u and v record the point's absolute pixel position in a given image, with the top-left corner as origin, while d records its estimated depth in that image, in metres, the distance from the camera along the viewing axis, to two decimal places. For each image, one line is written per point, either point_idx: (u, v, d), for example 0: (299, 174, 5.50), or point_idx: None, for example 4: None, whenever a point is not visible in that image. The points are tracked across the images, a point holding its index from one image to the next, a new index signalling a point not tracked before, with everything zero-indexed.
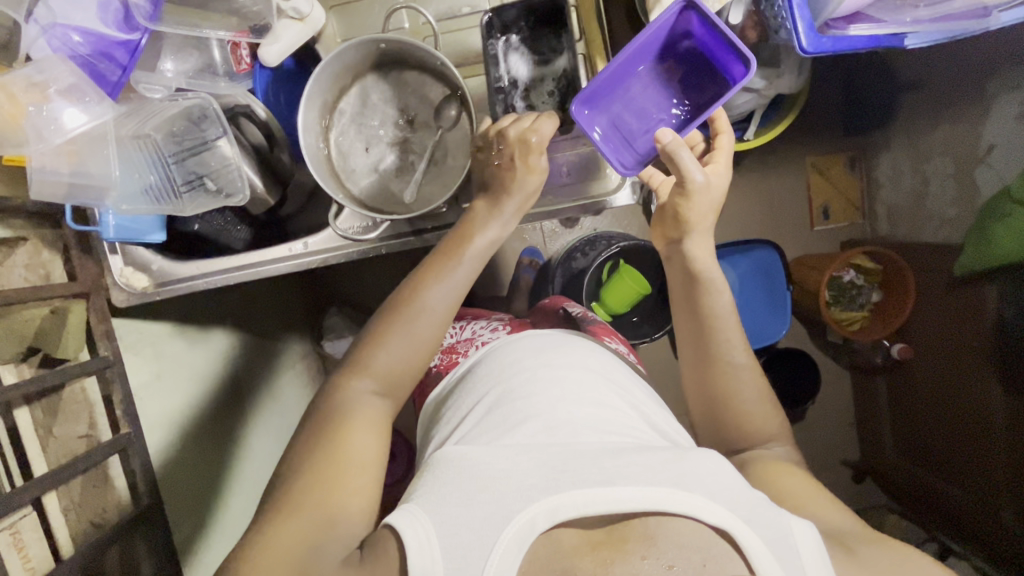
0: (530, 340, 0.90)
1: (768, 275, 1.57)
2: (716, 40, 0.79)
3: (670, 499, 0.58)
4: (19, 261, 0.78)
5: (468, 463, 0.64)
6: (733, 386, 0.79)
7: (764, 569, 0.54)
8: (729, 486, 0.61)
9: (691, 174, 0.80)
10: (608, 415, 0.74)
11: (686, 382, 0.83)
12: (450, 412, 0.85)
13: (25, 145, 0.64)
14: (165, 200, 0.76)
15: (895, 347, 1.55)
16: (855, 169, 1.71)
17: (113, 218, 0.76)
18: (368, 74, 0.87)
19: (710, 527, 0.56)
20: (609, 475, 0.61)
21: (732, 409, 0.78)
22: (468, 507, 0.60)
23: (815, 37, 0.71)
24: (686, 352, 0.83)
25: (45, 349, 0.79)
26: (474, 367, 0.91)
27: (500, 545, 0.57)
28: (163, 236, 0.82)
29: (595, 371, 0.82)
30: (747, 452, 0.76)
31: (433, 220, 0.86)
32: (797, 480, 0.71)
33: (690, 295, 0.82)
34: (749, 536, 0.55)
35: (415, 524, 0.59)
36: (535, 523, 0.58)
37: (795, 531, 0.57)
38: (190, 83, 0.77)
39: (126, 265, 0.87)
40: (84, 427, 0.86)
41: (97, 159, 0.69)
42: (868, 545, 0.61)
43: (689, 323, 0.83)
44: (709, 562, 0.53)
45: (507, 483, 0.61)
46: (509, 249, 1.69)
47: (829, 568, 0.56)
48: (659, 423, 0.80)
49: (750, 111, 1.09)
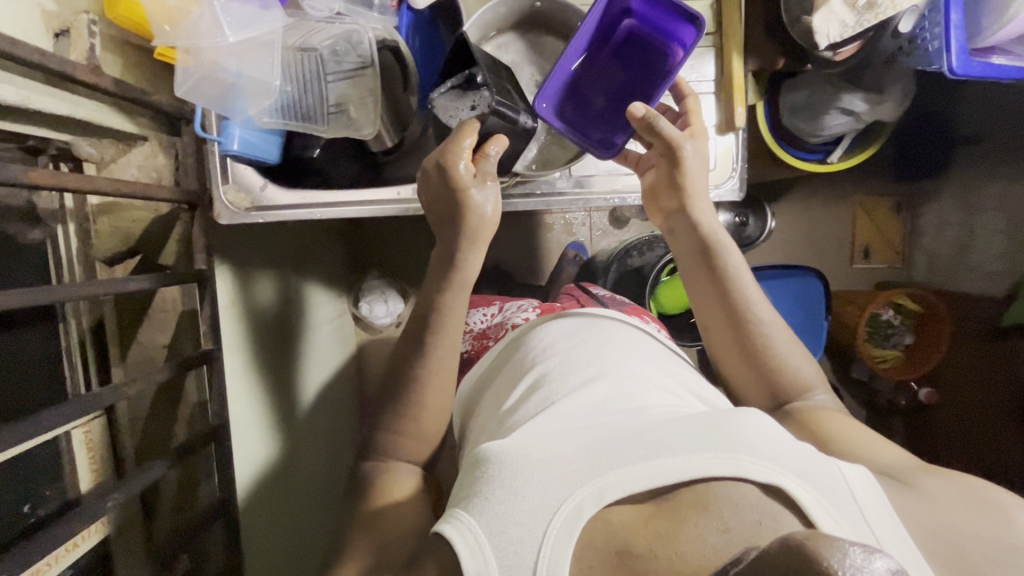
0: (556, 322, 0.83)
1: (806, 305, 1.44)
2: (657, 11, 0.80)
3: (715, 461, 0.49)
4: (133, 161, 0.77)
5: (504, 458, 0.54)
6: (762, 343, 0.75)
7: (825, 523, 0.46)
8: (775, 441, 0.53)
9: (677, 140, 0.77)
10: (641, 391, 0.67)
11: (717, 355, 0.79)
12: (488, 400, 0.79)
13: (201, 39, 0.64)
14: (306, 120, 0.76)
15: (923, 392, 1.47)
16: (900, 214, 1.57)
17: (238, 133, 0.77)
18: (507, 33, 0.87)
19: (759, 485, 0.48)
20: (649, 449, 0.52)
21: (765, 361, 0.75)
22: (513, 501, 0.50)
23: (966, 60, 0.74)
24: (712, 322, 0.79)
25: (145, 252, 0.83)
26: (503, 362, 0.84)
27: (551, 537, 0.48)
28: (278, 161, 0.83)
29: (624, 351, 0.75)
30: (792, 403, 0.73)
31: (543, 188, 0.87)
32: (843, 425, 0.68)
33: (709, 268, 0.79)
34: (801, 489, 0.48)
35: (464, 528, 0.50)
36: (583, 509, 0.49)
37: (848, 477, 0.51)
38: (349, 8, 0.77)
39: (230, 184, 0.81)
40: (166, 338, 0.85)
41: (260, 64, 0.68)
42: (925, 476, 0.58)
43: (709, 292, 0.79)
44: (765, 518, 0.46)
45: (547, 469, 0.52)
46: (555, 240, 1.67)
47: (886, 508, 0.50)
48: (706, 394, 0.73)
49: (842, 133, 1.09)
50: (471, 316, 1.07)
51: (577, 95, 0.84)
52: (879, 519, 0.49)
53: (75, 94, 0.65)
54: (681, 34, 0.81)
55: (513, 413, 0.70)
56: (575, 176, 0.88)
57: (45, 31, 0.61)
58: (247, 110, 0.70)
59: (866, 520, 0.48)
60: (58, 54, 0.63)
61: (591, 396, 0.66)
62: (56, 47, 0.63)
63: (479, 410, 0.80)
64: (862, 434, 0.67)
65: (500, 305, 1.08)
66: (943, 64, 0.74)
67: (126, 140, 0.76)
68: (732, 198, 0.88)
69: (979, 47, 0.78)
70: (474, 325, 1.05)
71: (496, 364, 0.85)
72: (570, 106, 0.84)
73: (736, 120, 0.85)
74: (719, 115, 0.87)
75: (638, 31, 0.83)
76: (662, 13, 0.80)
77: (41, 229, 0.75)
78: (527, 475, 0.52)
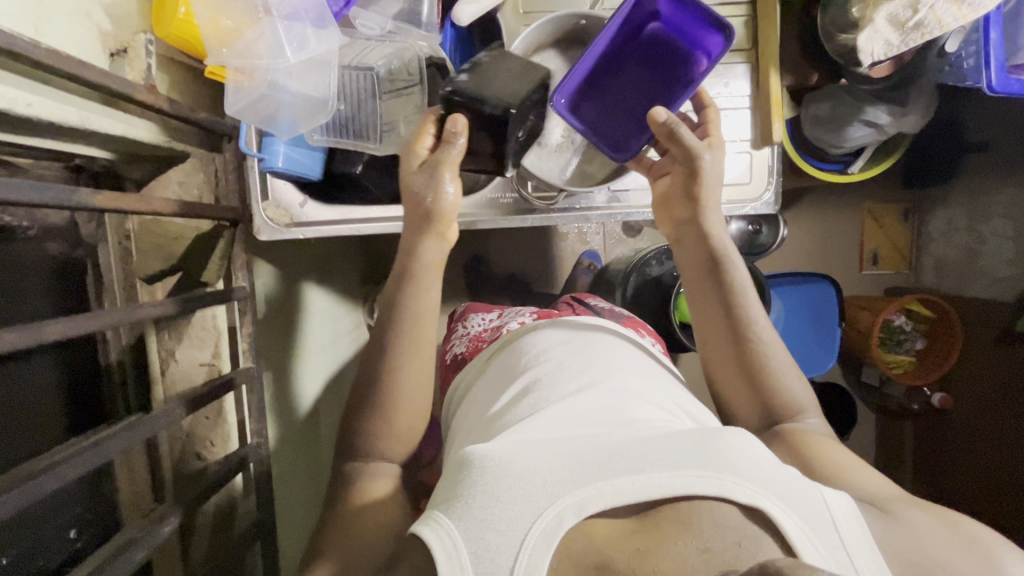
0: (550, 332, 0.81)
1: (818, 312, 1.43)
2: (686, 14, 0.79)
3: (698, 479, 0.48)
4: (175, 177, 0.77)
5: (487, 461, 0.52)
6: (762, 360, 0.72)
7: (805, 551, 0.45)
8: (762, 464, 0.51)
9: (697, 150, 0.75)
10: (628, 406, 0.65)
11: (712, 368, 0.75)
12: (478, 406, 0.77)
13: (262, 59, 0.64)
14: (356, 137, 0.77)
15: (937, 396, 1.44)
16: (906, 220, 1.64)
17: (282, 150, 0.76)
18: (548, 48, 0.87)
19: (740, 505, 0.47)
20: (632, 462, 0.51)
21: (761, 376, 0.71)
22: (493, 507, 0.48)
23: (1004, 77, 0.77)
24: (713, 333, 0.75)
25: (184, 271, 0.79)
26: (491, 368, 0.83)
27: (529, 546, 0.46)
28: (319, 176, 0.83)
29: (616, 366, 0.74)
30: (783, 423, 0.70)
31: (582, 202, 0.89)
32: (831, 450, 0.65)
33: (716, 278, 0.76)
34: (782, 513, 0.46)
35: (442, 532, 0.48)
36: (562, 520, 0.47)
37: (831, 502, 0.49)
38: (398, 29, 0.76)
39: (269, 200, 0.81)
40: (208, 354, 0.83)
41: (317, 84, 0.68)
42: (911, 509, 0.55)
43: (711, 301, 0.76)
44: (745, 540, 0.44)
45: (529, 474, 0.50)
46: (570, 249, 1.67)
47: (868, 538, 0.48)
48: (697, 414, 0.72)
49: (864, 145, 1.11)
50: (470, 319, 1.01)
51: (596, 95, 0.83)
52: (859, 548, 0.47)
53: (128, 113, 0.65)
54: (706, 41, 0.80)
55: (499, 421, 0.68)
56: (611, 191, 0.89)
57: (102, 51, 0.61)
58: (296, 128, 0.69)
59: (843, 545, 0.46)
60: (114, 73, 0.63)
61: (575, 408, 0.65)
62: (112, 66, 0.63)
63: (467, 420, 0.78)
64: (849, 460, 0.64)
65: (499, 310, 1.01)
66: (982, 81, 0.77)
67: (169, 157, 0.75)
68: (765, 211, 0.90)
69: (1015, 65, 0.81)
70: (471, 329, 0.98)
71: (484, 370, 0.84)
72: (589, 107, 0.83)
73: (772, 134, 0.86)
74: (755, 129, 0.89)
75: (663, 33, 0.83)
76: (690, 16, 0.80)
77: (82, 248, 0.74)
78: (509, 481, 0.50)
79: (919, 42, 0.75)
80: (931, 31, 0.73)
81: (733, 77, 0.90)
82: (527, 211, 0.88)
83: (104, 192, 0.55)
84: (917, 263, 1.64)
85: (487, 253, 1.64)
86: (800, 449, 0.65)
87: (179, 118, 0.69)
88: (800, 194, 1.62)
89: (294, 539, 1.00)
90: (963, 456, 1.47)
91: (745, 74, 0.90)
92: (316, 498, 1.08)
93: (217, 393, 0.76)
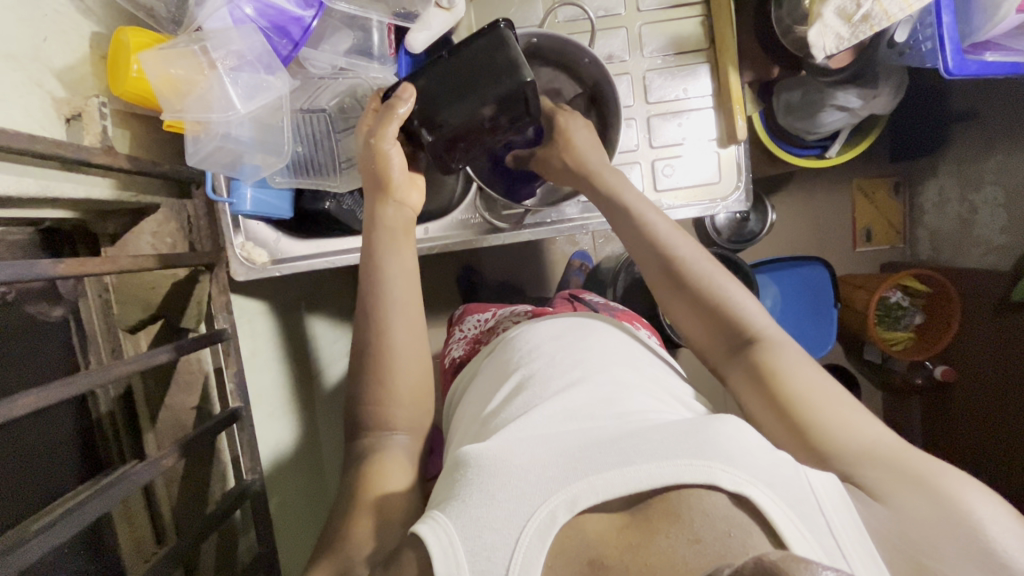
0: (544, 323, 0.80)
1: (815, 295, 1.37)
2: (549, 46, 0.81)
3: (687, 468, 0.47)
4: (148, 228, 0.77)
5: (480, 460, 0.51)
6: (728, 306, 0.68)
7: (796, 543, 0.44)
8: (752, 450, 0.49)
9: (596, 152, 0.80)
10: (624, 396, 0.63)
11: (667, 310, 0.73)
12: (474, 403, 0.74)
13: (213, 112, 0.67)
14: (316, 175, 0.82)
15: (938, 369, 1.42)
16: (898, 193, 1.58)
17: (250, 193, 0.79)
18: None
19: (728, 494, 0.46)
20: (623, 454, 0.49)
21: (714, 304, 0.68)
22: (488, 506, 0.47)
23: (961, 60, 0.77)
24: (656, 276, 0.73)
25: (167, 316, 0.81)
26: (491, 356, 0.81)
27: (524, 543, 0.45)
28: (290, 213, 0.85)
29: (614, 357, 0.71)
30: (760, 353, 0.63)
31: (554, 212, 0.90)
32: (807, 379, 0.60)
33: (668, 250, 0.72)
34: (769, 500, 0.45)
35: (439, 529, 0.46)
36: (556, 516, 0.46)
37: (814, 482, 0.48)
38: (350, 64, 0.80)
39: (247, 240, 0.84)
40: (196, 399, 0.85)
41: (273, 129, 0.73)
42: (894, 475, 0.51)
43: (671, 260, 0.72)
44: (734, 530, 0.44)
45: (522, 472, 0.49)
46: (560, 251, 1.62)
47: (855, 521, 0.46)
48: (682, 394, 0.70)
49: (838, 129, 1.09)
50: (467, 322, 1.01)
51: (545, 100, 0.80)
52: (846, 533, 0.45)
53: (89, 176, 0.66)
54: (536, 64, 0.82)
55: (493, 417, 0.65)
56: (584, 202, 0.90)
57: (56, 118, 0.62)
58: (259, 171, 0.74)
59: (830, 531, 0.45)
60: (72, 140, 0.64)
61: (571, 401, 0.62)
62: (69, 132, 0.64)
63: (462, 416, 0.75)
64: (825, 383, 0.59)
65: (495, 307, 1.01)
66: (940, 65, 0.77)
67: (140, 208, 0.75)
68: (737, 208, 0.90)
69: (974, 44, 0.80)
70: (468, 331, 0.98)
71: (481, 362, 0.82)
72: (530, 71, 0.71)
73: (736, 132, 0.86)
74: (719, 127, 0.89)
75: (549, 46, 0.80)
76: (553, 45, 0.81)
77: (63, 305, 0.75)
78: (503, 479, 0.49)
79: (869, 33, 0.76)
80: (880, 23, 0.75)
81: (691, 79, 0.89)
82: (492, 231, 0.90)
83: (67, 260, 0.57)
84: (912, 236, 1.58)
85: (475, 261, 1.59)
86: (767, 377, 0.61)
87: (143, 174, 0.71)
88: (786, 177, 1.58)
89: (300, 550, 1.01)
90: (969, 428, 1.42)
91: (706, 75, 0.89)
92: (310, 513, 1.07)
93: (222, 427, 0.79)
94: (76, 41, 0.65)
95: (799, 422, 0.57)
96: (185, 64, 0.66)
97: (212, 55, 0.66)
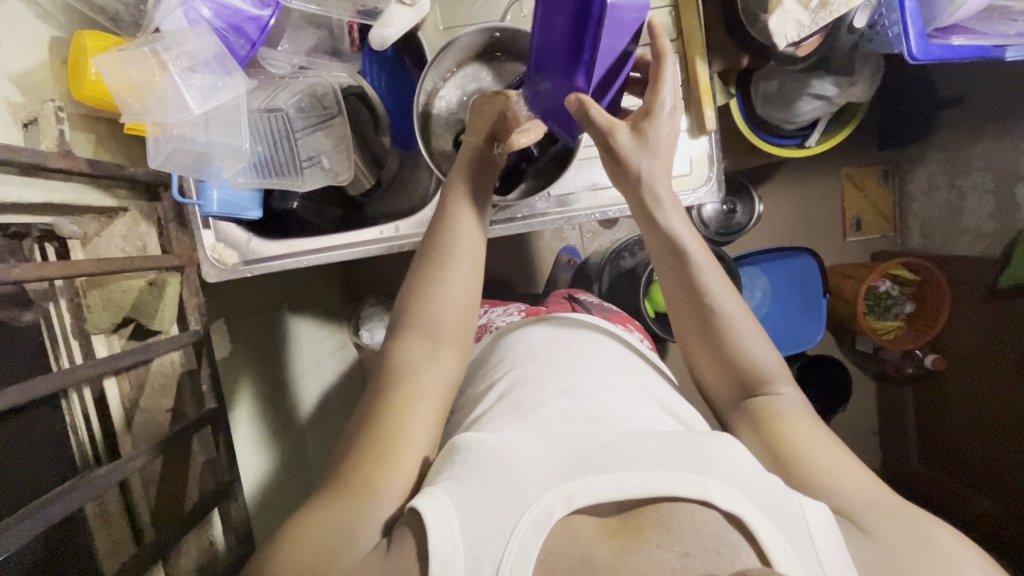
0: (540, 325, 0.79)
1: (805, 286, 1.35)
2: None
3: (683, 481, 0.47)
4: (116, 232, 0.76)
5: (480, 447, 0.51)
6: (730, 336, 0.65)
7: (781, 561, 0.43)
8: (744, 469, 0.49)
9: (610, 130, 0.67)
10: (617, 402, 0.63)
11: (686, 351, 0.69)
12: (465, 403, 0.73)
13: (169, 114, 0.68)
14: (281, 175, 0.81)
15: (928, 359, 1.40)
16: (888, 181, 1.56)
17: (215, 194, 0.80)
18: (471, 62, 0.87)
19: (722, 511, 0.45)
20: (621, 459, 0.50)
21: (735, 345, 0.65)
22: (486, 493, 0.47)
23: (925, 44, 0.76)
24: (688, 332, 0.68)
25: (139, 320, 0.80)
26: (486, 354, 0.80)
27: (518, 535, 0.45)
28: (259, 214, 0.85)
29: (608, 364, 0.70)
30: (757, 403, 0.64)
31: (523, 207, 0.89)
32: (801, 432, 0.59)
33: (675, 257, 0.68)
34: (760, 521, 0.45)
35: (437, 505, 0.47)
36: (553, 511, 0.46)
37: (808, 511, 0.47)
38: (311, 62, 0.84)
39: (218, 240, 0.85)
40: None
41: (231, 130, 0.73)
42: (881, 515, 0.51)
43: (685, 273, 0.68)
44: (723, 547, 0.43)
45: (521, 467, 0.49)
46: (548, 247, 1.60)
47: (845, 551, 0.45)
48: (674, 406, 0.69)
49: (816, 118, 1.09)
50: None
51: (581, 64, 0.68)
52: (834, 560, 0.44)
53: (49, 179, 0.66)
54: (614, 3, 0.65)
55: (484, 415, 0.65)
56: (556, 196, 0.89)
57: (13, 123, 0.62)
58: (222, 173, 0.75)
59: (819, 559, 0.44)
60: (29, 145, 0.64)
61: (566, 405, 0.61)
62: (26, 137, 0.63)
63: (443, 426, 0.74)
64: (817, 437, 0.59)
65: (488, 305, 1.01)
66: (903, 50, 0.76)
67: (108, 212, 0.75)
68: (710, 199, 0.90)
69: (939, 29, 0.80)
70: None
71: (478, 357, 0.81)
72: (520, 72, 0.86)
73: (705, 123, 0.86)
74: (688, 117, 0.89)
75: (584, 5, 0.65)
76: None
77: (33, 310, 0.74)
78: (503, 468, 0.49)
79: (828, 19, 0.78)
80: (838, 8, 0.76)
81: None
82: None
83: (23, 264, 0.57)
84: (903, 225, 1.56)
85: None
86: (772, 435, 0.60)
87: (105, 176, 0.71)
88: (775, 167, 1.55)
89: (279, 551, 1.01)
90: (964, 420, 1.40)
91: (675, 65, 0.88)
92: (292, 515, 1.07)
93: (198, 427, 0.81)
94: (33, 45, 0.65)
95: (794, 464, 0.57)
96: (137, 63, 0.66)
97: (162, 56, 0.67)
